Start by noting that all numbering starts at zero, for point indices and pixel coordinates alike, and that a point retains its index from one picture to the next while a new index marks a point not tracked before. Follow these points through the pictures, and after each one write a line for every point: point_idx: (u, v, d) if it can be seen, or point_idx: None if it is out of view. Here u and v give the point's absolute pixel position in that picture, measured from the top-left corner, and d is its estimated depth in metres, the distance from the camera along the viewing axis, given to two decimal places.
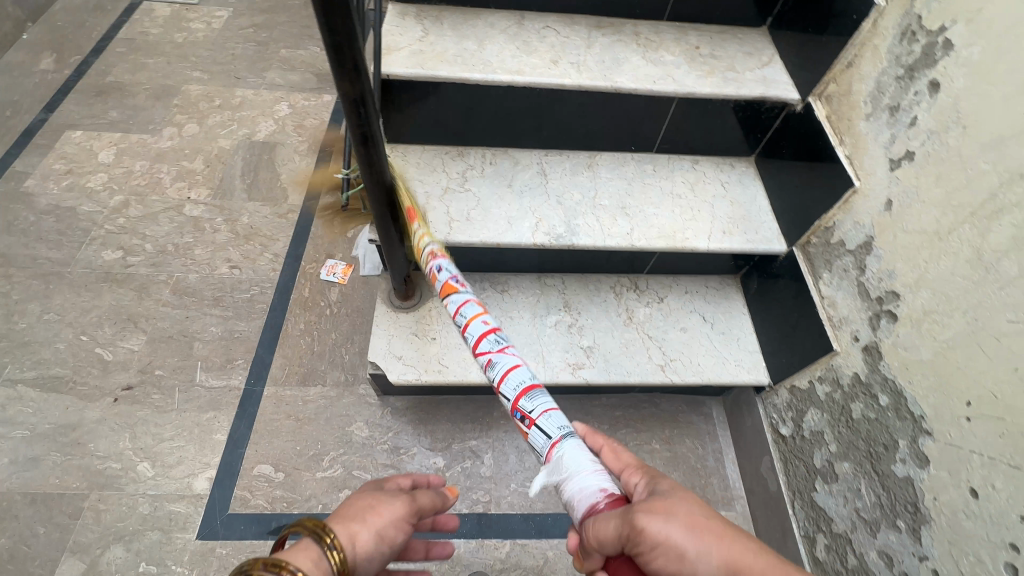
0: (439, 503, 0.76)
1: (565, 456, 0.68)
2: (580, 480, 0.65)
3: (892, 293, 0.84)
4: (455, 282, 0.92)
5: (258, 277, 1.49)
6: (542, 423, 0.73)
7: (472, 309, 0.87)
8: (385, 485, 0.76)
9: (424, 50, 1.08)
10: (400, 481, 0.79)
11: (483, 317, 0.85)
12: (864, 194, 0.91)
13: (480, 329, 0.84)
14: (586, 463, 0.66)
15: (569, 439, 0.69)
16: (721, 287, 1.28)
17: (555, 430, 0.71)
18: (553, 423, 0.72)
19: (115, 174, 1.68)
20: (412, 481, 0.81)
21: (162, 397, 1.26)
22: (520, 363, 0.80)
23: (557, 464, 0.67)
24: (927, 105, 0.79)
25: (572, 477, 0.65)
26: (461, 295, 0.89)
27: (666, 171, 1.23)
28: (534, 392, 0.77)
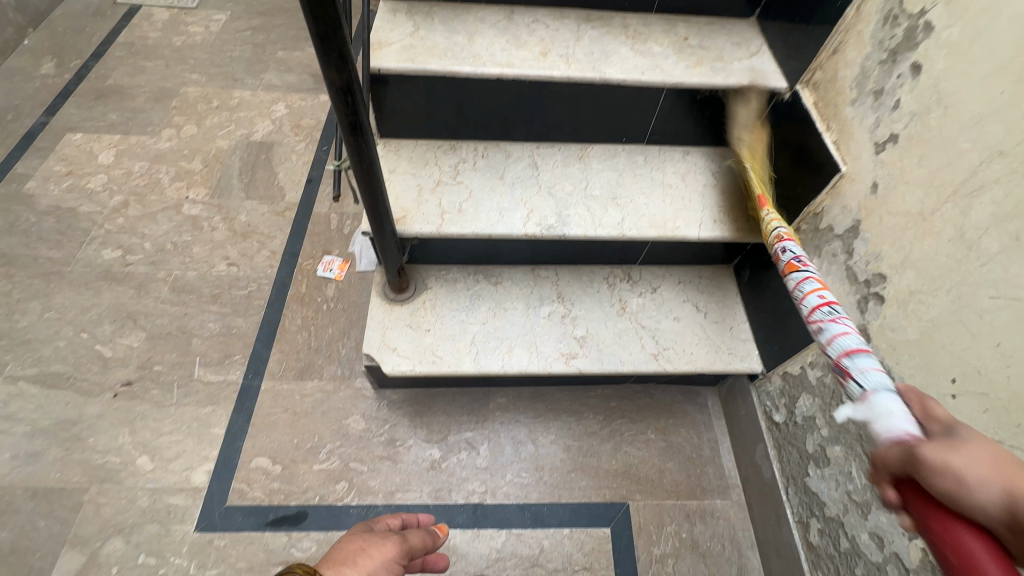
0: (426, 543, 0.87)
1: (880, 401, 0.57)
2: (885, 421, 0.56)
3: (879, 275, 0.84)
4: (795, 260, 0.89)
5: (256, 274, 1.50)
6: (867, 373, 0.65)
7: (811, 284, 0.83)
8: (376, 524, 0.90)
9: (414, 45, 1.10)
10: (390, 521, 0.92)
11: (821, 291, 0.81)
12: (851, 178, 0.91)
13: (813, 301, 0.81)
14: (895, 408, 0.56)
15: (881, 369, 0.65)
16: (714, 277, 1.29)
17: (878, 382, 0.62)
18: (867, 360, 0.68)
19: (114, 175, 1.70)
20: (400, 521, 0.94)
21: (161, 393, 1.28)
22: (855, 339, 0.72)
23: (868, 408, 0.58)
24: (910, 87, 0.80)
25: (881, 416, 0.56)
26: (802, 273, 0.86)
27: (658, 161, 1.24)
28: (841, 341, 0.73)
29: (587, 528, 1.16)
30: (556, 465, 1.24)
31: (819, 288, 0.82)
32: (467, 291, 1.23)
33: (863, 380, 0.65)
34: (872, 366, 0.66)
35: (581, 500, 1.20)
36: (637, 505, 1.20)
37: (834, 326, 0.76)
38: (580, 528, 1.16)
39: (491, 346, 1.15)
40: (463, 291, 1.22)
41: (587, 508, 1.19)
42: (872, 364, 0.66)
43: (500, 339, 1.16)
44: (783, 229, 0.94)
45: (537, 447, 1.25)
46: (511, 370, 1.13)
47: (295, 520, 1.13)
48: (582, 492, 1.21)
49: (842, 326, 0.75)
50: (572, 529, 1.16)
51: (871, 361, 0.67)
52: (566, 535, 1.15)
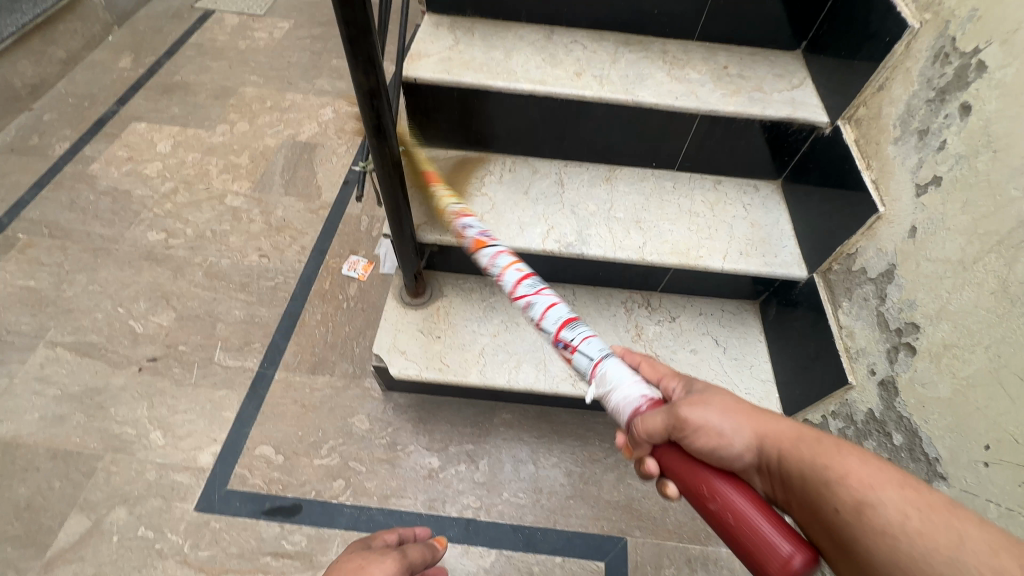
0: (425, 557, 0.88)
1: (608, 372, 0.72)
2: (621, 392, 0.69)
3: (912, 324, 0.79)
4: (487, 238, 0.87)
5: (284, 268, 1.55)
6: (582, 350, 0.75)
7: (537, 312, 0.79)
8: (371, 542, 0.88)
9: (452, 58, 1.13)
10: (387, 536, 0.91)
11: (516, 268, 0.82)
12: (889, 220, 0.86)
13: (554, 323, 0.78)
14: (626, 377, 0.70)
15: (591, 340, 0.75)
16: (737, 311, 1.24)
17: (599, 354, 0.74)
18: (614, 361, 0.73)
19: (169, 163, 1.81)
20: (398, 536, 0.94)
21: (181, 372, 1.33)
22: (574, 317, 0.78)
23: (598, 377, 0.72)
24: (957, 128, 0.75)
25: (615, 389, 0.70)
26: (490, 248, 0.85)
27: (687, 188, 1.21)
28: (552, 312, 0.78)
29: (581, 559, 1.12)
30: (555, 489, 1.20)
31: (510, 265, 0.83)
32: (482, 302, 1.23)
33: (579, 358, 0.75)
34: (588, 338, 0.76)
35: (577, 529, 1.15)
36: (635, 542, 1.14)
37: (579, 329, 0.77)
38: (573, 558, 1.12)
39: (499, 359, 1.14)
40: (477, 302, 1.23)
41: (583, 538, 1.14)
42: (590, 338, 0.76)
43: (508, 353, 1.15)
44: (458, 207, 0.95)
45: (537, 468, 1.22)
46: (517, 386, 1.12)
47: (289, 512, 1.14)
48: (579, 520, 1.16)
49: (551, 297, 0.80)
50: (565, 558, 1.12)
51: (606, 352, 0.74)
52: (558, 564, 1.11)
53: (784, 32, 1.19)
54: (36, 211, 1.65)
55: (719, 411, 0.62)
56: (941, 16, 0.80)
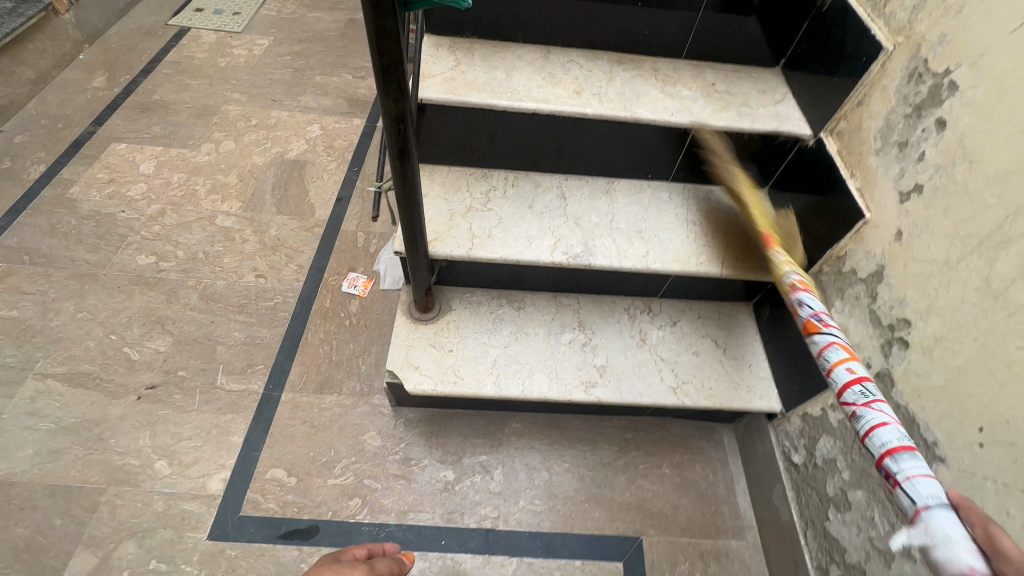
0: (395, 569, 0.83)
1: (937, 525, 0.61)
2: (948, 551, 0.59)
3: (903, 320, 0.86)
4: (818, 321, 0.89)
5: (282, 287, 1.54)
6: (911, 486, 0.65)
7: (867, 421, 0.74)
8: (342, 555, 0.86)
9: (455, 78, 1.16)
10: (356, 552, 0.88)
11: (849, 365, 0.81)
12: (875, 225, 0.94)
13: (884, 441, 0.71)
14: (954, 535, 0.60)
15: (925, 478, 0.65)
16: (733, 313, 1.30)
17: (931, 499, 0.63)
18: (912, 461, 0.67)
19: (154, 184, 1.77)
20: (367, 551, 0.90)
21: (183, 398, 1.30)
22: (891, 423, 0.72)
23: (930, 534, 0.61)
24: (935, 141, 0.83)
25: (939, 544, 0.60)
26: (826, 335, 0.86)
27: (682, 198, 1.28)
28: (882, 433, 0.71)
29: (600, 561, 1.15)
30: (569, 494, 1.23)
31: (848, 358, 0.82)
32: (490, 314, 1.25)
33: (909, 493, 0.65)
34: (919, 474, 0.65)
35: (593, 532, 1.19)
36: (650, 541, 1.18)
37: (907, 464, 0.67)
38: (591, 560, 1.15)
39: (512, 369, 1.17)
40: (486, 314, 1.25)
41: (600, 540, 1.18)
42: (918, 471, 0.66)
43: (520, 363, 1.18)
44: (795, 277, 0.95)
45: (551, 475, 1.25)
46: (531, 395, 1.14)
47: (306, 534, 1.13)
48: (595, 523, 1.19)
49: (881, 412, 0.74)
50: (584, 561, 1.15)
51: (919, 464, 0.67)
52: (577, 567, 1.14)
53: (764, 49, 1.27)
54: (14, 237, 1.58)
55: None
56: (913, 39, 0.88)
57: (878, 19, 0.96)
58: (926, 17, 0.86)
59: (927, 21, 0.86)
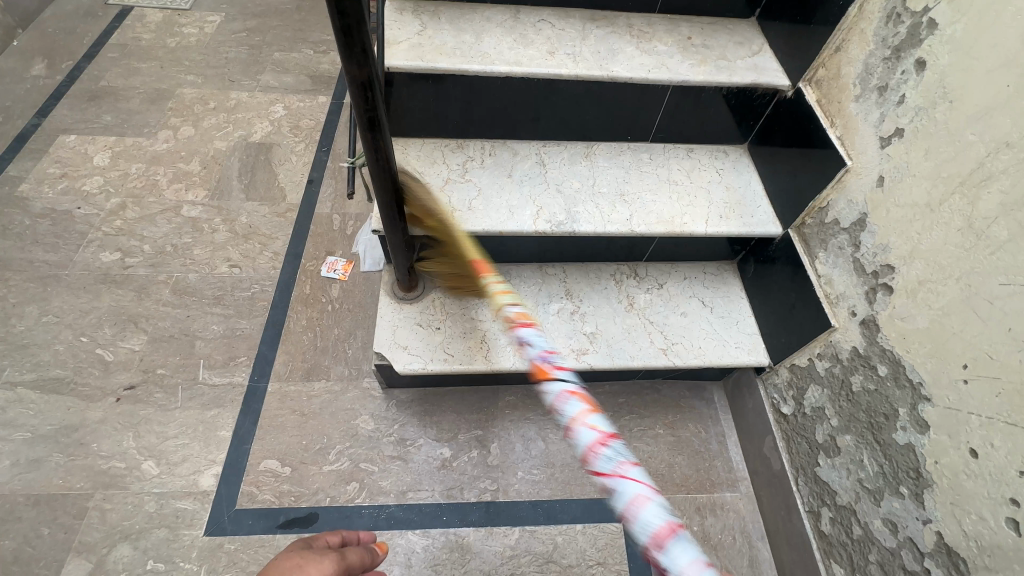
0: (368, 561, 0.71)
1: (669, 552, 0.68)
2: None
3: (887, 266, 0.86)
4: (549, 365, 0.89)
5: (259, 276, 1.49)
6: (638, 515, 0.72)
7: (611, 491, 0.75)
8: (313, 543, 0.72)
9: (422, 43, 1.10)
10: (329, 537, 0.76)
11: (589, 424, 0.79)
12: (857, 173, 0.93)
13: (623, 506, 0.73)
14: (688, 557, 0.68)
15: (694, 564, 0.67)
16: (718, 273, 1.31)
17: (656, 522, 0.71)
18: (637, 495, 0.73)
19: (111, 177, 1.67)
20: (340, 539, 0.78)
21: (165, 396, 1.26)
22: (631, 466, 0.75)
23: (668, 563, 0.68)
24: (915, 83, 0.82)
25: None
26: (558, 383, 0.85)
27: (662, 159, 1.25)
28: (641, 515, 0.72)
29: (600, 523, 1.17)
30: (566, 461, 1.24)
31: (587, 416, 0.80)
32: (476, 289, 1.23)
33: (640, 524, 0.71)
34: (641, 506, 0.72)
35: (592, 496, 1.20)
36: None
37: (677, 551, 0.68)
38: (592, 523, 1.17)
39: (502, 343, 1.16)
40: (472, 289, 1.23)
41: (599, 503, 1.19)
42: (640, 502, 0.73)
43: None
44: (514, 309, 0.98)
45: (547, 444, 1.26)
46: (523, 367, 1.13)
47: (306, 521, 1.13)
48: (593, 488, 1.21)
49: (636, 485, 0.74)
50: (585, 525, 1.17)
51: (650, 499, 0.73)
52: (579, 531, 1.16)
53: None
54: None
55: None
56: None
57: None
58: None
59: None
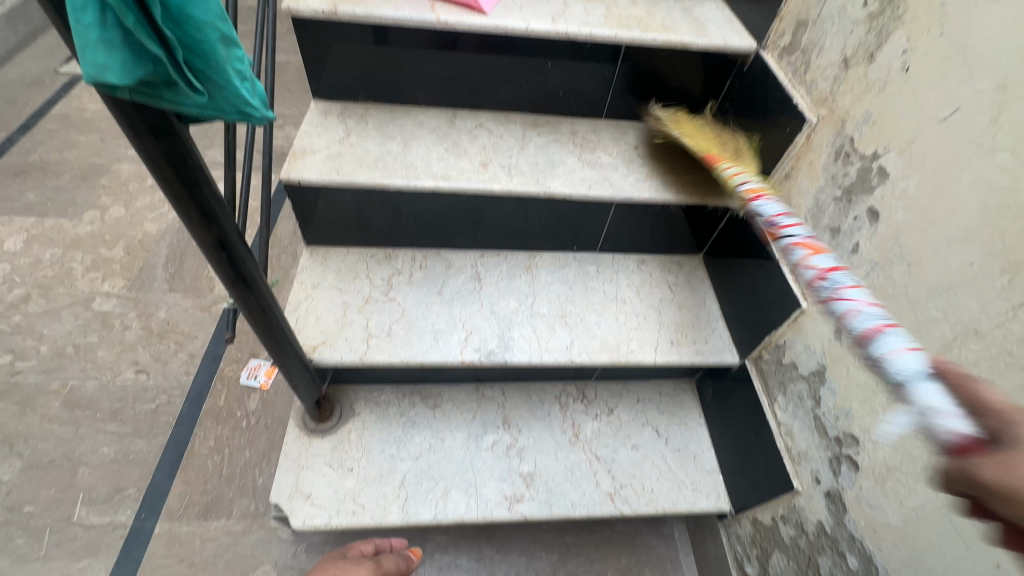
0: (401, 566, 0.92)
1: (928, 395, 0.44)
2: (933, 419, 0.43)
3: (850, 436, 0.74)
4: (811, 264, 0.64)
5: (167, 384, 1.33)
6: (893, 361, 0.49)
7: (801, 254, 0.66)
8: (349, 551, 0.93)
9: (343, 153, 1.01)
10: (363, 548, 0.94)
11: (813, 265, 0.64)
12: (813, 316, 0.83)
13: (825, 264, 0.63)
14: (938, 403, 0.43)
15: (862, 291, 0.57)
16: (675, 393, 1.18)
17: (916, 369, 0.46)
18: (896, 338, 0.51)
19: (20, 264, 1.53)
20: (373, 546, 0.97)
21: (27, 542, 1.07)
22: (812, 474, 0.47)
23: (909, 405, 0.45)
24: (868, 233, 0.73)
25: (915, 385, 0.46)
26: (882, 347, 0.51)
27: (611, 271, 1.16)
28: (862, 320, 0.55)
29: None
30: None
31: (812, 258, 0.65)
32: (400, 417, 1.08)
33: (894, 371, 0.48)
34: (901, 352, 0.49)
35: None
36: None
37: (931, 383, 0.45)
38: None
39: (424, 488, 1.00)
40: (395, 418, 1.08)
41: None
42: (899, 350, 0.50)
43: (434, 479, 1.01)
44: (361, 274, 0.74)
45: None
46: (446, 520, 0.98)
47: None
48: None
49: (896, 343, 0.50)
50: None
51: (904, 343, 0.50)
52: None
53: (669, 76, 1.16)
54: None
55: None
56: (836, 113, 0.80)
57: (800, 86, 0.88)
58: (847, 91, 0.78)
59: (850, 96, 0.77)
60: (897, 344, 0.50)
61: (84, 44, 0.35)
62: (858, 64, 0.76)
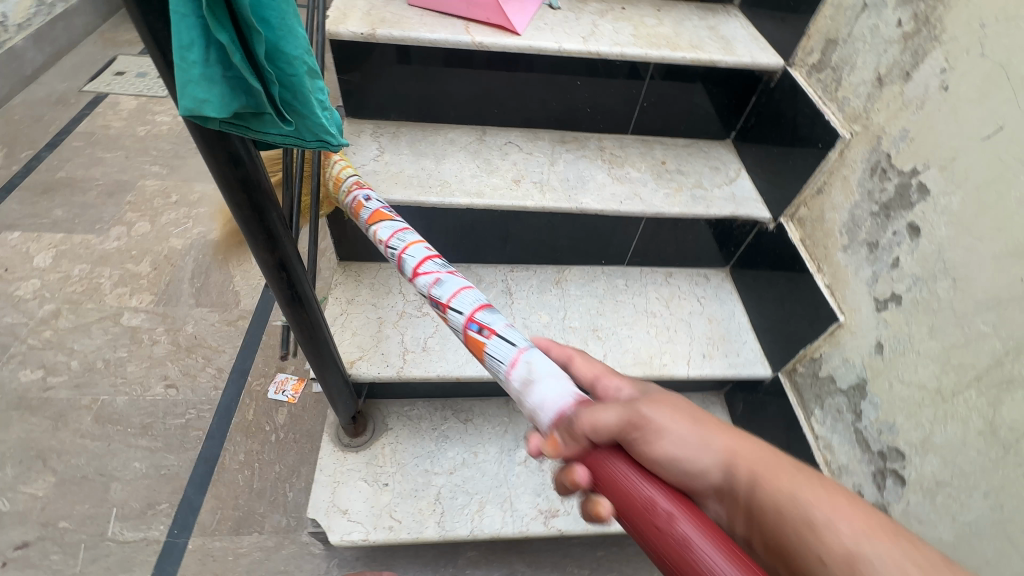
0: None
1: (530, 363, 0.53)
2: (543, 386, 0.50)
3: (896, 451, 0.75)
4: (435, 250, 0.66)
5: (197, 398, 1.34)
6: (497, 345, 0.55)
7: (408, 232, 0.67)
8: None
9: (378, 171, 1.03)
10: None
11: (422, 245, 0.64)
12: (850, 330, 0.84)
13: (464, 308, 0.58)
14: (542, 373, 0.51)
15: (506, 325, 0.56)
16: (704, 406, 1.18)
17: (546, 384, 0.50)
18: (507, 344, 0.55)
19: (49, 280, 1.55)
20: None
21: (62, 558, 1.07)
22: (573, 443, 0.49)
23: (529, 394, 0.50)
24: (909, 248, 0.74)
25: (535, 383, 0.51)
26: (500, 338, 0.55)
27: (639, 285, 1.16)
28: (462, 297, 0.58)
29: None
30: None
31: (417, 231, 0.67)
32: (433, 432, 1.08)
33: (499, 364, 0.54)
34: (509, 339, 0.54)
35: None
36: None
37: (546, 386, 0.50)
38: None
39: (459, 503, 1.00)
40: (428, 432, 1.08)
41: None
42: (498, 325, 0.56)
43: (469, 494, 1.01)
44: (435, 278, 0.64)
45: None
46: (482, 535, 0.98)
47: None
48: None
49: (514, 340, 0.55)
50: None
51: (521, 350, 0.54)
52: None
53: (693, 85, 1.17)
54: None
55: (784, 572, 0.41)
56: (871, 130, 0.81)
57: (830, 103, 0.89)
58: (882, 108, 0.79)
59: (885, 113, 0.78)
60: (513, 356, 0.53)
61: (188, 79, 0.36)
62: (893, 82, 0.77)
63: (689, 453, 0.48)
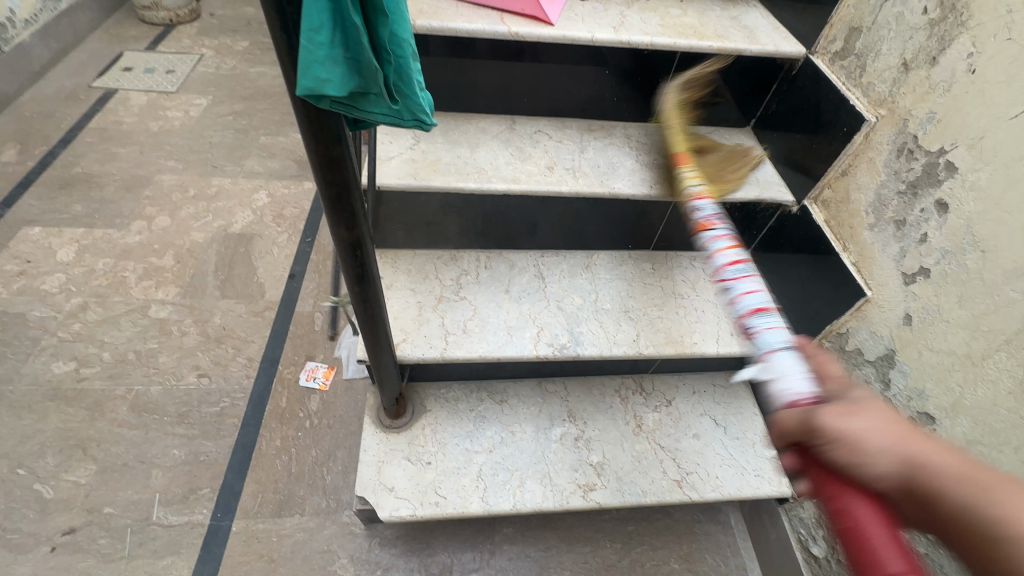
0: None
1: (779, 362, 0.61)
2: (783, 381, 0.59)
3: (926, 416, 0.80)
4: (710, 219, 0.79)
5: (230, 387, 1.36)
6: (763, 337, 0.66)
7: (719, 243, 0.76)
8: None
9: (416, 159, 1.06)
10: None
11: (727, 253, 0.74)
12: (878, 304, 0.88)
13: (727, 258, 0.74)
14: (795, 369, 0.60)
15: (777, 328, 0.66)
16: (728, 385, 1.22)
17: (778, 341, 0.64)
18: (773, 330, 0.66)
19: (73, 274, 1.56)
20: None
21: (110, 542, 1.10)
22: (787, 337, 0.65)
23: (772, 368, 0.61)
24: (937, 224, 0.78)
25: (778, 376, 0.60)
26: (764, 318, 0.67)
27: (665, 268, 1.20)
28: (749, 299, 0.70)
29: None
30: None
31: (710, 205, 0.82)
32: (470, 412, 1.12)
33: (761, 342, 0.66)
34: (771, 327, 0.66)
35: None
36: None
37: (785, 360, 0.61)
38: None
39: (500, 479, 1.04)
40: (465, 413, 1.12)
41: None
42: (772, 325, 0.67)
43: (509, 470, 1.05)
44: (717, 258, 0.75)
45: None
46: (525, 509, 1.02)
47: None
48: None
49: (772, 314, 0.68)
50: None
51: (777, 324, 0.67)
52: None
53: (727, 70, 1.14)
54: None
55: (880, 427, 0.50)
56: (897, 113, 0.85)
57: (855, 88, 0.93)
58: (908, 92, 0.83)
59: (911, 97, 0.82)
60: (779, 343, 0.64)
61: (314, 60, 0.40)
62: (919, 66, 0.81)
63: (879, 442, 0.49)
